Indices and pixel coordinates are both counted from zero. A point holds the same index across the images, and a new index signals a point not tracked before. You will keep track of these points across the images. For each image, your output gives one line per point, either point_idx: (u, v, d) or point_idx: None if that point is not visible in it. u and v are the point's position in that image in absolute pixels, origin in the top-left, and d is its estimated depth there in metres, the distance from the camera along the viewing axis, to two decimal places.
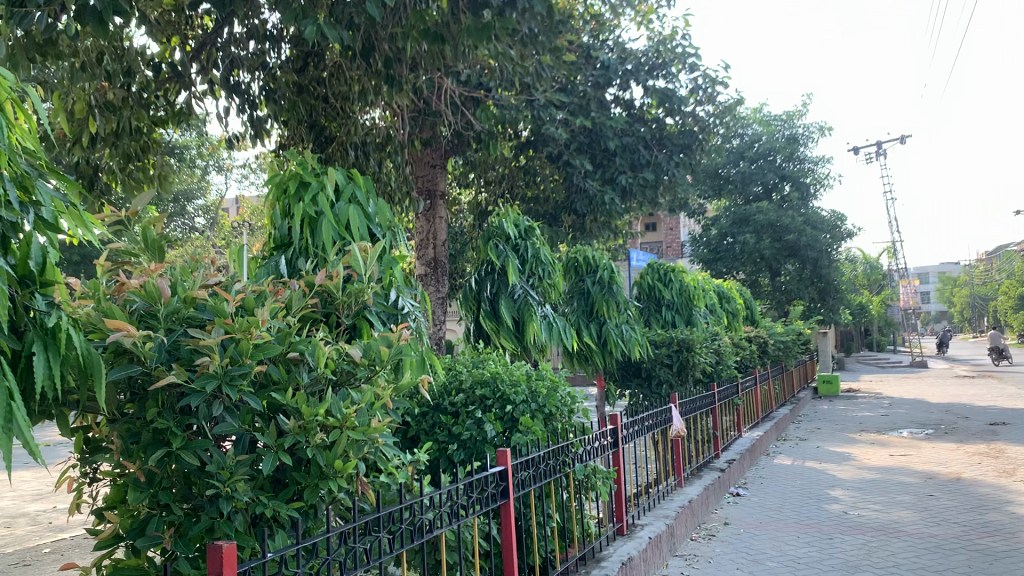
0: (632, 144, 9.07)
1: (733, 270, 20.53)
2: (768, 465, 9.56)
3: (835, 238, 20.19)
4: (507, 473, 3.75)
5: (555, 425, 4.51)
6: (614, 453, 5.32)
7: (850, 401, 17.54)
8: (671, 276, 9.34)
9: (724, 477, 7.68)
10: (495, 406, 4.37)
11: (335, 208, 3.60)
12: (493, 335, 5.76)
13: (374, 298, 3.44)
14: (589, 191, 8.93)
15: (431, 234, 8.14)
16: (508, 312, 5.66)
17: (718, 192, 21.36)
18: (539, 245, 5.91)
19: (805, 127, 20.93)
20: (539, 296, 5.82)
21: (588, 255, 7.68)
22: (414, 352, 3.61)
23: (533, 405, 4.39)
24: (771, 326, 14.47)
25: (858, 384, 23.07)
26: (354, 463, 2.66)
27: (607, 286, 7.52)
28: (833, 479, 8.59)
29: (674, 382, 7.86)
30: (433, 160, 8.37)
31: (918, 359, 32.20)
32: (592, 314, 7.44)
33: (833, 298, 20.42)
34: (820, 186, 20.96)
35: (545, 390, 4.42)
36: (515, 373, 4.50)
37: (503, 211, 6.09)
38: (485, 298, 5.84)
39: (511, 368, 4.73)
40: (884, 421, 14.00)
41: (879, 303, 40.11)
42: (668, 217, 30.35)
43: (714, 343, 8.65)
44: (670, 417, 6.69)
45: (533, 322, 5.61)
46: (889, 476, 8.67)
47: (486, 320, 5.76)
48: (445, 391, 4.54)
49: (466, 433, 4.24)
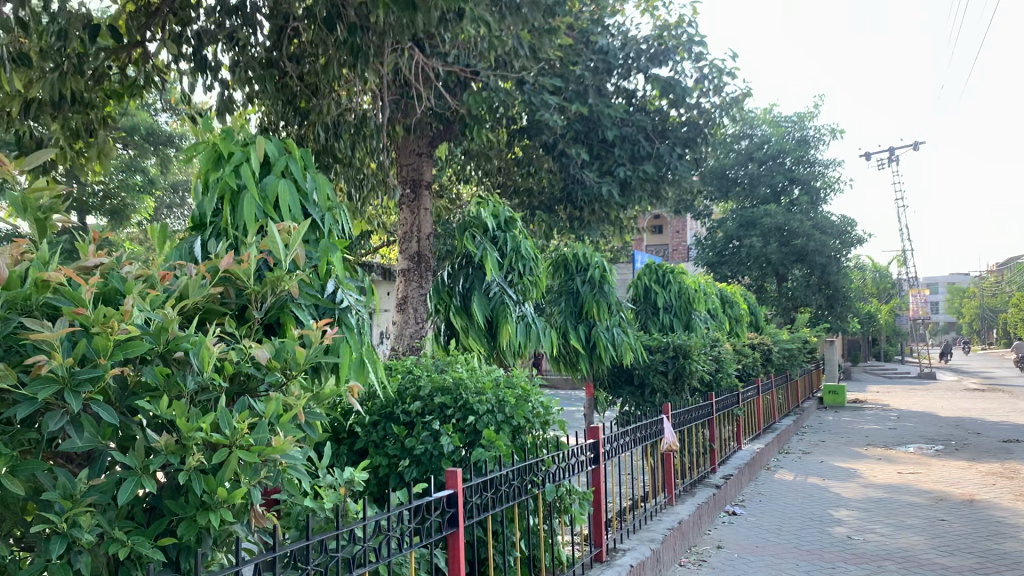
0: (632, 135, 8.50)
1: (739, 274, 19.94)
2: (768, 480, 9.02)
3: (844, 244, 19.59)
4: (457, 498, 3.16)
5: (522, 437, 3.98)
6: (594, 470, 4.79)
7: (856, 413, 16.94)
8: (669, 277, 8.78)
9: (719, 494, 7.16)
10: (455, 416, 3.86)
11: (261, 183, 3.10)
12: (465, 336, 5.23)
13: (299, 287, 2.95)
14: (586, 182, 8.31)
15: (415, 226, 7.62)
16: (482, 311, 5.10)
17: (725, 193, 20.76)
18: (519, 238, 5.36)
19: (816, 129, 20.37)
20: (516, 294, 5.27)
21: (580, 252, 7.14)
22: (353, 355, 3.11)
23: (498, 417, 3.86)
24: (776, 333, 13.91)
25: (865, 394, 22.46)
26: (244, 489, 2.16)
27: (598, 286, 7.00)
28: (836, 498, 8.03)
29: (669, 391, 7.31)
30: (419, 147, 7.87)
31: (927, 370, 31.52)
32: (581, 315, 6.95)
33: (841, 305, 19.93)
34: (830, 190, 20.36)
35: (514, 398, 3.90)
36: (481, 380, 3.99)
37: (480, 200, 5.53)
38: (457, 295, 5.30)
39: (477, 373, 4.22)
40: (891, 435, 13.42)
41: (888, 311, 39.41)
42: (675, 218, 29.76)
43: (713, 350, 8.10)
44: (661, 429, 6.22)
45: (509, 324, 5.05)
46: (896, 496, 8.11)
47: (457, 319, 5.24)
48: (398, 398, 4.00)
49: (418, 447, 3.70)
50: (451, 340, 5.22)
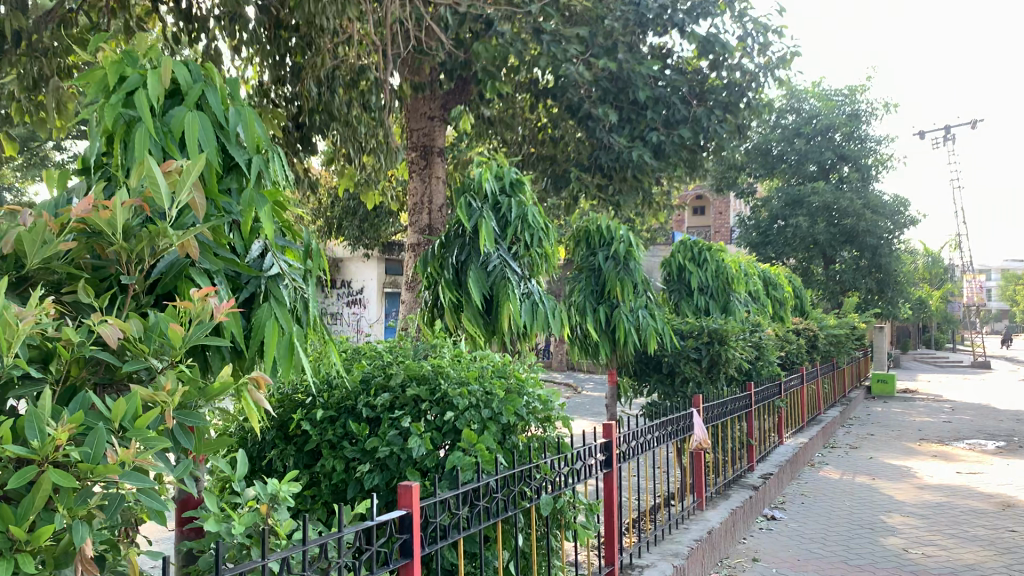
0: (666, 97, 7.70)
1: (783, 255, 18.94)
2: (812, 479, 8.21)
3: (896, 226, 18.49)
4: (412, 520, 2.43)
5: (512, 438, 3.28)
6: (607, 476, 4.02)
7: (906, 404, 15.92)
8: (706, 255, 7.92)
9: (757, 496, 6.42)
10: (431, 412, 3.19)
11: (165, 115, 2.44)
12: (457, 314, 4.50)
13: (200, 247, 2.31)
14: (614, 147, 7.48)
15: (427, 197, 6.83)
16: (477, 287, 4.36)
17: (770, 171, 19.72)
18: (525, 203, 4.64)
19: (868, 103, 19.25)
20: (519, 269, 4.54)
21: (602, 224, 6.39)
22: (280, 337, 2.45)
23: (483, 414, 3.17)
24: (822, 318, 13.01)
25: (915, 384, 21.31)
26: (57, 525, 1.52)
27: (623, 263, 6.27)
28: (888, 501, 7.21)
29: (702, 380, 6.55)
30: (430, 109, 7.14)
31: (981, 359, 30.07)
32: (603, 295, 6.24)
33: (892, 290, 18.98)
34: (882, 168, 19.23)
35: (503, 391, 3.21)
36: (466, 369, 3.31)
37: (483, 160, 4.83)
38: (450, 265, 4.58)
39: (462, 362, 3.52)
40: (946, 429, 12.44)
41: (940, 298, 37.89)
42: (718, 197, 28.66)
43: (752, 336, 7.30)
44: (691, 424, 5.56)
45: (508, 303, 4.31)
46: (957, 501, 7.26)
47: (447, 292, 4.52)
48: (362, 388, 3.29)
49: (381, 448, 2.99)
50: (440, 319, 4.52)
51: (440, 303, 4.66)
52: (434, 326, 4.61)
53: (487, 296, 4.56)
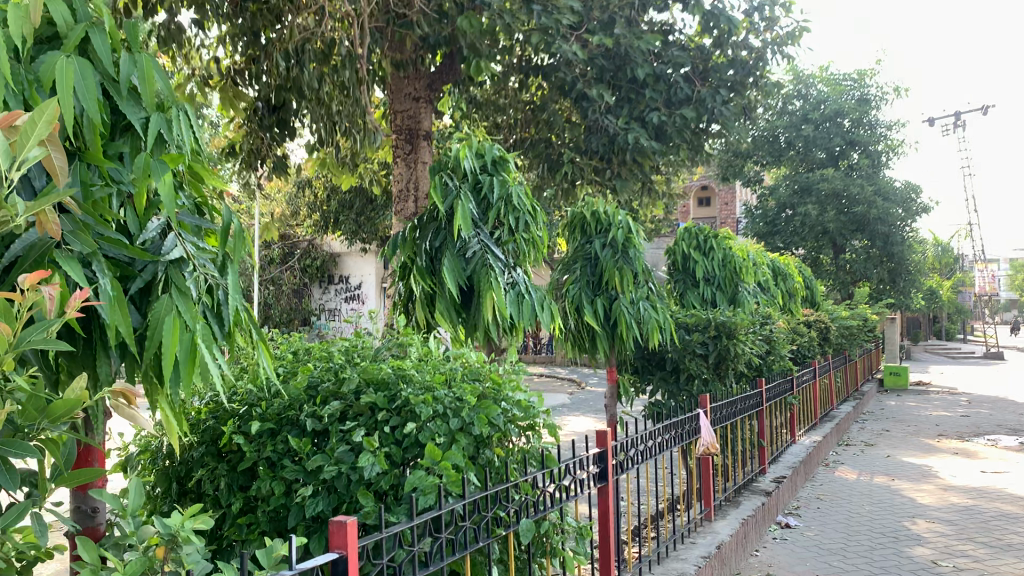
0: (667, 74, 7.18)
1: (792, 245, 18.40)
2: (827, 480, 7.70)
3: (908, 213, 17.95)
4: (348, 566, 1.91)
5: (486, 452, 2.78)
6: (602, 489, 3.52)
7: (921, 397, 15.39)
8: (712, 243, 7.40)
9: (770, 502, 5.92)
10: (389, 424, 2.70)
11: (33, 64, 1.95)
12: (432, 306, 3.99)
13: (70, 226, 1.83)
14: (611, 129, 6.97)
15: (412, 183, 6.31)
16: (454, 275, 3.86)
17: (778, 159, 19.15)
18: (510, 183, 4.13)
19: (878, 87, 18.67)
20: (503, 256, 4.05)
21: (599, 207, 5.87)
22: (181, 335, 1.96)
23: (451, 425, 2.68)
24: (833, 309, 12.49)
25: (928, 377, 20.77)
26: None
27: (621, 251, 5.76)
28: (911, 505, 6.69)
29: (709, 378, 6.06)
30: (416, 90, 6.61)
31: (994, 350, 29.46)
32: (601, 285, 5.77)
33: (904, 280, 18.45)
34: (893, 154, 18.65)
35: (475, 399, 2.72)
36: (430, 374, 2.82)
37: (462, 137, 4.34)
38: (425, 251, 4.08)
39: (430, 364, 3.02)
40: (965, 424, 11.92)
41: (951, 288, 37.28)
42: (724, 187, 28.16)
43: (763, 328, 6.78)
44: (697, 427, 5.09)
45: (489, 294, 3.80)
46: (985, 504, 6.74)
47: (420, 281, 4.02)
48: (308, 396, 2.79)
49: (327, 468, 2.50)
50: (413, 311, 4.02)
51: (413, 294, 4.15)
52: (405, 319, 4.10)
53: (466, 285, 4.06)
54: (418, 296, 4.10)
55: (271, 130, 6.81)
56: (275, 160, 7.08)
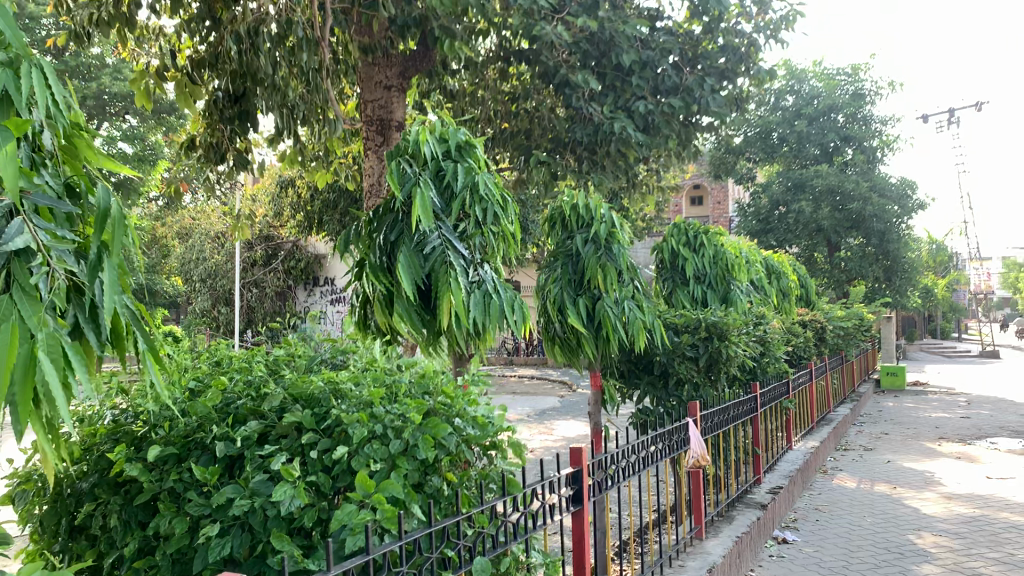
0: (654, 60, 6.78)
1: (785, 243, 18.03)
2: (826, 488, 7.29)
3: (904, 210, 17.57)
4: None
5: (434, 480, 2.35)
6: (577, 515, 3.09)
7: (919, 398, 15.00)
8: (702, 239, 6.98)
9: (766, 516, 5.51)
10: (317, 450, 2.28)
11: None
12: (387, 307, 3.49)
13: None
14: (594, 118, 6.56)
15: (382, 177, 5.86)
16: (410, 273, 3.36)
17: (770, 156, 18.79)
18: (475, 170, 3.69)
19: (872, 81, 18.31)
20: (467, 251, 3.58)
21: (580, 200, 5.44)
22: (18, 345, 1.53)
23: (390, 449, 2.27)
24: (829, 308, 12.10)
25: (925, 377, 20.40)
26: None
27: (604, 247, 5.33)
28: (916, 516, 6.29)
29: (700, 382, 5.65)
30: (387, 78, 6.17)
31: (990, 349, 29.12)
32: (584, 284, 5.34)
33: (900, 277, 18.07)
34: (888, 150, 18.28)
35: (419, 418, 2.31)
36: (367, 391, 2.40)
37: (423, 119, 3.90)
38: (379, 245, 3.57)
39: (369, 372, 2.60)
40: (967, 426, 11.53)
41: (945, 287, 36.99)
42: (717, 185, 27.86)
43: (756, 328, 6.37)
44: (686, 438, 4.69)
45: (449, 295, 3.34)
46: (994, 514, 6.34)
47: (375, 280, 3.50)
48: (221, 418, 2.37)
49: (238, 503, 2.09)
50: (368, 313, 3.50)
51: (366, 294, 3.64)
52: (359, 323, 3.59)
53: (426, 284, 3.58)
54: (372, 296, 3.60)
55: (231, 121, 6.31)
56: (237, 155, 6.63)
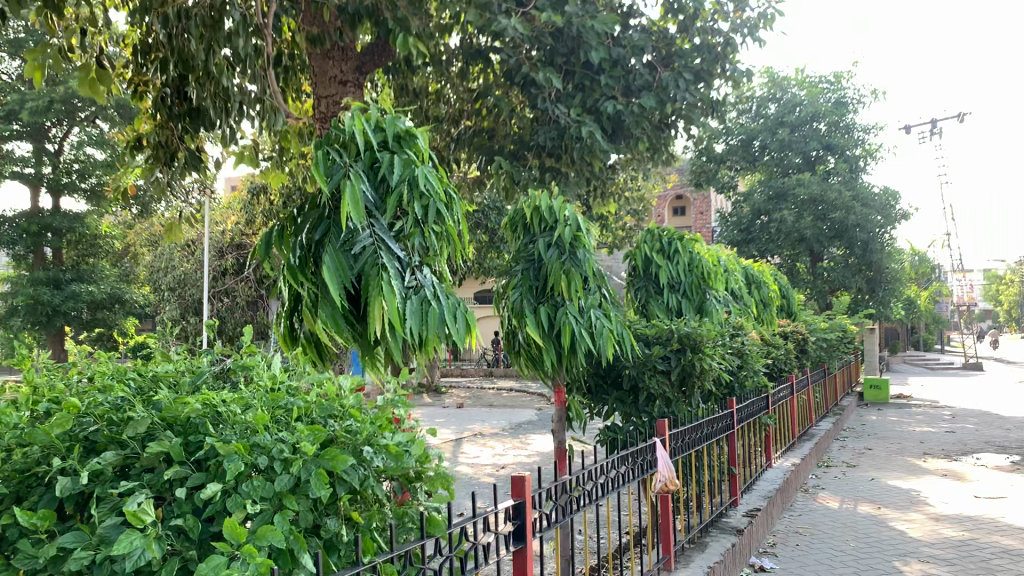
0: (623, 57, 6.44)
1: (768, 252, 17.74)
2: (806, 508, 6.92)
3: (887, 220, 17.33)
4: None
5: (329, 524, 1.94)
6: (519, 551, 2.69)
7: (903, 412, 14.69)
8: (676, 246, 6.62)
9: (743, 541, 5.12)
10: (186, 488, 1.88)
11: None
12: (312, 313, 3.04)
13: None
14: (560, 119, 6.20)
15: None
16: (338, 276, 2.90)
17: (752, 164, 18.53)
18: (414, 161, 3.28)
19: (855, 90, 18.10)
20: (402, 252, 3.16)
21: (543, 202, 5.05)
22: None
23: (274, 487, 1.88)
24: (811, 319, 11.78)
25: (909, 389, 20.12)
26: None
27: (568, 252, 4.94)
28: (901, 540, 5.92)
29: (672, 397, 5.28)
30: (342, 72, 5.80)
31: (972, 361, 28.92)
32: (547, 292, 4.95)
33: (883, 289, 17.81)
34: (871, 159, 18.05)
35: (313, 447, 1.93)
36: (252, 416, 2.01)
37: (361, 106, 3.50)
38: (302, 244, 3.09)
39: (260, 393, 2.22)
40: (952, 441, 11.21)
41: (928, 298, 36.90)
42: (699, 195, 27.62)
43: (733, 340, 6.01)
44: (654, 459, 4.29)
45: (378, 301, 2.92)
46: (983, 538, 5.98)
47: (299, 284, 3.02)
48: (69, 448, 1.97)
49: (75, 558, 1.68)
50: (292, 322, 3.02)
51: (291, 300, 3.16)
52: (283, 334, 3.14)
53: (356, 288, 3.14)
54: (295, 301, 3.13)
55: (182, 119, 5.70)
56: (189, 156, 6.01)
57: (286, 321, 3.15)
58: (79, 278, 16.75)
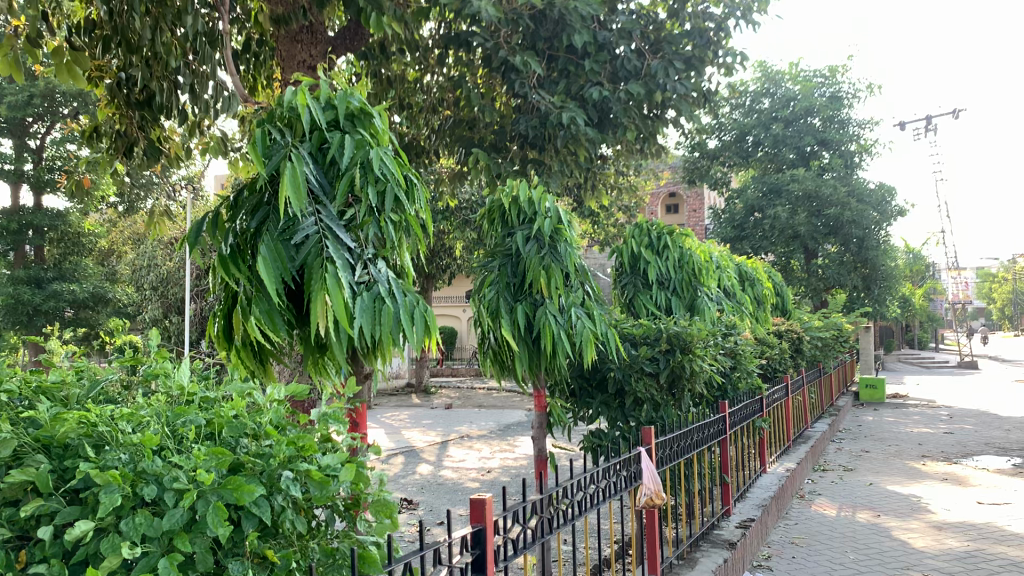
0: (608, 42, 6.10)
1: (761, 250, 17.43)
2: (803, 516, 6.59)
3: (883, 216, 17.02)
4: None
5: (231, 569, 1.59)
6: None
7: (899, 412, 14.40)
8: (666, 241, 6.27)
9: (737, 555, 4.79)
10: (53, 524, 1.54)
11: None
12: (246, 311, 2.70)
13: None
14: (541, 106, 5.87)
15: None
16: (272, 269, 2.56)
17: (746, 160, 18.23)
18: (368, 143, 2.92)
19: (850, 84, 17.81)
20: (352, 244, 2.81)
21: (521, 193, 4.69)
22: None
23: (163, 523, 1.55)
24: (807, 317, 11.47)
25: (905, 389, 19.82)
26: None
27: (548, 246, 4.60)
28: (902, 551, 5.60)
29: (660, 401, 4.94)
30: (311, 56, 5.44)
31: (968, 360, 28.68)
32: (525, 289, 4.62)
33: (878, 286, 17.52)
34: (866, 154, 17.76)
35: (212, 476, 1.59)
36: (138, 437, 1.67)
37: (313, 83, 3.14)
38: (236, 234, 2.77)
39: (160, 408, 1.87)
40: (952, 442, 10.90)
41: (923, 296, 36.67)
42: (693, 192, 27.36)
43: (726, 339, 5.67)
44: (639, 470, 3.95)
45: (321, 296, 2.56)
46: (989, 548, 5.65)
47: (231, 279, 2.69)
48: None
49: None
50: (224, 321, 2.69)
51: (226, 298, 2.84)
52: (216, 334, 2.80)
53: (297, 282, 2.80)
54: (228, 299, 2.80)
55: (141, 107, 5.14)
56: (151, 148, 5.59)
57: (221, 320, 2.81)
58: (58, 276, 16.35)
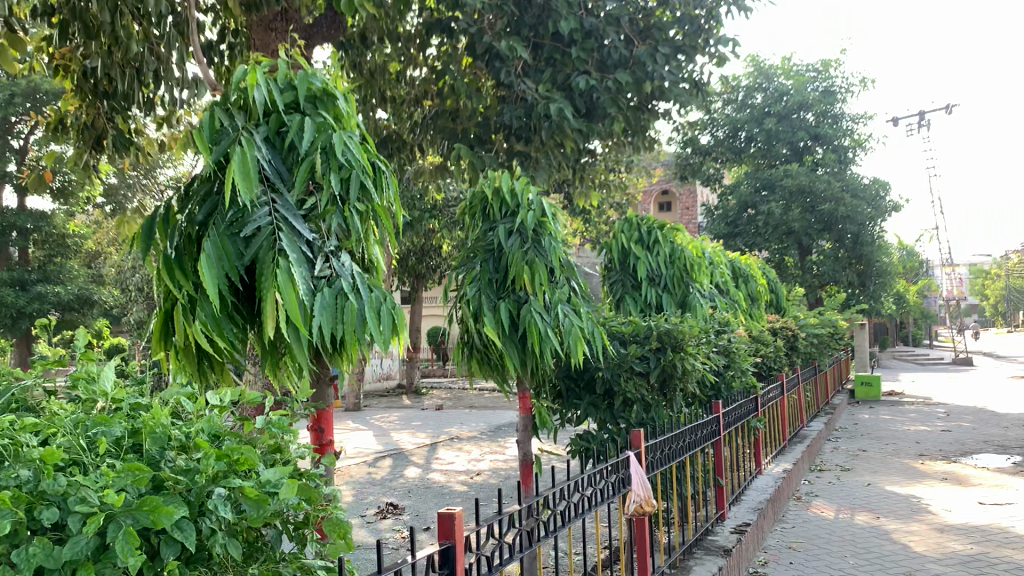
0: (595, 29, 5.89)
1: (755, 246, 17.24)
2: (800, 519, 6.39)
3: (878, 211, 16.83)
4: None
5: None
6: None
7: (895, 409, 14.22)
8: (656, 235, 6.05)
9: (732, 562, 4.57)
10: None
11: None
12: (191, 313, 2.47)
13: None
14: (526, 96, 5.66)
15: None
16: (217, 266, 2.34)
17: (738, 156, 18.05)
18: (329, 125, 2.69)
19: (843, 78, 17.63)
20: (310, 235, 2.58)
21: (504, 184, 4.45)
22: None
23: (65, 552, 1.33)
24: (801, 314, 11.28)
25: (901, 385, 19.65)
26: None
27: (532, 240, 4.38)
28: (903, 555, 5.39)
29: (650, 402, 4.73)
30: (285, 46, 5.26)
31: (963, 356, 28.55)
32: (508, 286, 4.40)
33: (872, 282, 17.34)
34: (860, 149, 17.58)
35: (123, 497, 1.38)
36: (39, 451, 1.45)
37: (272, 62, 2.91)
38: (183, 229, 2.54)
39: (73, 417, 1.65)
40: (950, 440, 10.71)
41: (917, 293, 36.57)
42: (686, 189, 27.19)
43: (719, 337, 5.45)
44: (628, 475, 3.74)
45: (272, 294, 2.33)
46: (993, 551, 5.45)
47: (175, 278, 2.47)
48: None
49: None
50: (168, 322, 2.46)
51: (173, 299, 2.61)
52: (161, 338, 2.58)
53: (249, 279, 2.58)
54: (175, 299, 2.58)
55: (108, 96, 5.09)
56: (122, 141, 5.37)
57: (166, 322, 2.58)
58: (43, 278, 16.07)
